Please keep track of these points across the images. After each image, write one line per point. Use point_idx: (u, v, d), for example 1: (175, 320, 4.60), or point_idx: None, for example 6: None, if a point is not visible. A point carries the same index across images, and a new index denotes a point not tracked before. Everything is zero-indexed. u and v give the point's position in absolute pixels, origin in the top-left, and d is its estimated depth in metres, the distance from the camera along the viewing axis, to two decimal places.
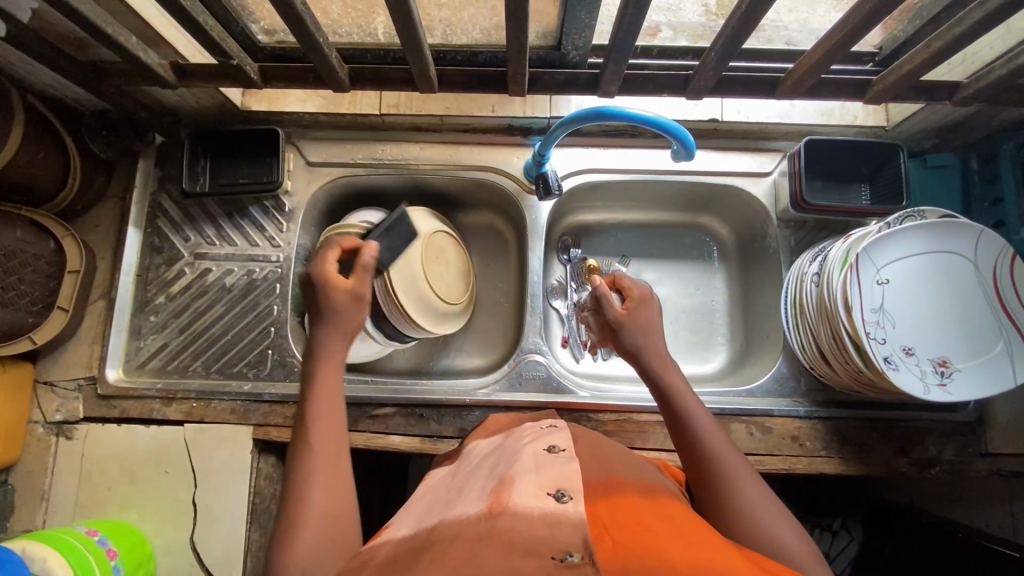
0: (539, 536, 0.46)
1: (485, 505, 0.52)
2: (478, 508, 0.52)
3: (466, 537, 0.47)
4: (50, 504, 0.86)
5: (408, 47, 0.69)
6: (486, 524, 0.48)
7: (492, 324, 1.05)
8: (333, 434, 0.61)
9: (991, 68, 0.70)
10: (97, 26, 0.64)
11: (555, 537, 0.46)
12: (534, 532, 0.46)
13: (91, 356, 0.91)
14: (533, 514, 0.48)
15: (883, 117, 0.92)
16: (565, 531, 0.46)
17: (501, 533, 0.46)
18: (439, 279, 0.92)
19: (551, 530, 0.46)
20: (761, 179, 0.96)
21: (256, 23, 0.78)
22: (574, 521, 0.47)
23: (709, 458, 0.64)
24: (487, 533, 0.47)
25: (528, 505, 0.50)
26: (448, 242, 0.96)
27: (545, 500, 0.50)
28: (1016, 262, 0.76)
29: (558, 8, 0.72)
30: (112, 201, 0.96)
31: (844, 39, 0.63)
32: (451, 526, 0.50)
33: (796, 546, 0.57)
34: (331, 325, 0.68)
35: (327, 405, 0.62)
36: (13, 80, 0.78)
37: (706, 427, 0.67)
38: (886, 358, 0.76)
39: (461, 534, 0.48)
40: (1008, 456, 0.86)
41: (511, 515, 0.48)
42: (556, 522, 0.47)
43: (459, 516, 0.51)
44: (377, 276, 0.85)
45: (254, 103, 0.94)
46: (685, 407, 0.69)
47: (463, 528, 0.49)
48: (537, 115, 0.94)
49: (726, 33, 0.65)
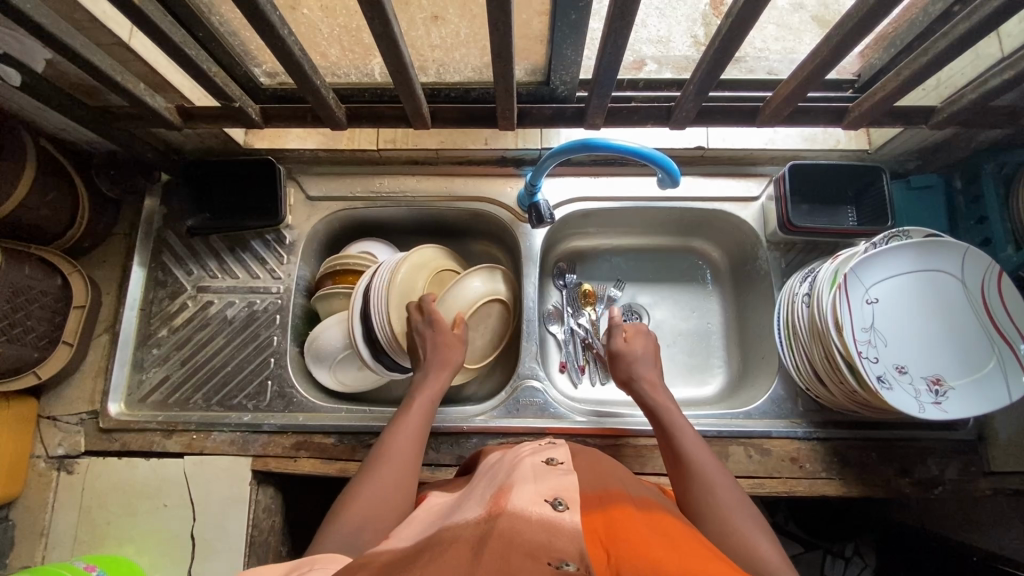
0: (537, 540, 0.45)
1: (483, 509, 0.52)
2: (475, 512, 0.51)
3: (463, 539, 0.46)
4: (49, 539, 0.86)
5: (401, 88, 0.73)
6: (485, 526, 0.48)
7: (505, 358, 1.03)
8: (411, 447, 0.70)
9: (963, 93, 0.73)
10: (108, 74, 0.68)
11: (552, 542, 0.45)
12: (533, 535, 0.45)
13: (95, 389, 0.93)
14: (532, 519, 0.48)
15: (865, 141, 0.96)
16: (562, 540, 0.45)
17: (499, 535, 0.45)
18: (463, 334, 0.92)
19: (550, 536, 0.46)
20: (750, 204, 0.98)
21: (258, 67, 0.81)
22: (570, 532, 0.46)
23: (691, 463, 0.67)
24: (484, 535, 0.46)
25: (527, 509, 0.49)
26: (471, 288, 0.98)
27: (543, 506, 0.50)
28: (1004, 279, 0.77)
29: (545, 47, 0.75)
30: (119, 238, 0.99)
31: (817, 68, 0.66)
32: (450, 529, 0.49)
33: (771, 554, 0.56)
34: (439, 362, 0.80)
35: (414, 421, 0.73)
36: (27, 126, 0.83)
37: (692, 445, 0.69)
38: (880, 376, 0.76)
39: (459, 536, 0.47)
40: (1012, 474, 0.85)
41: (509, 517, 0.48)
42: (554, 530, 0.46)
43: (458, 520, 0.51)
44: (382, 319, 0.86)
45: (257, 141, 0.98)
46: (674, 424, 0.72)
47: (462, 531, 0.48)
48: (528, 147, 0.97)
49: (702, 68, 0.69)
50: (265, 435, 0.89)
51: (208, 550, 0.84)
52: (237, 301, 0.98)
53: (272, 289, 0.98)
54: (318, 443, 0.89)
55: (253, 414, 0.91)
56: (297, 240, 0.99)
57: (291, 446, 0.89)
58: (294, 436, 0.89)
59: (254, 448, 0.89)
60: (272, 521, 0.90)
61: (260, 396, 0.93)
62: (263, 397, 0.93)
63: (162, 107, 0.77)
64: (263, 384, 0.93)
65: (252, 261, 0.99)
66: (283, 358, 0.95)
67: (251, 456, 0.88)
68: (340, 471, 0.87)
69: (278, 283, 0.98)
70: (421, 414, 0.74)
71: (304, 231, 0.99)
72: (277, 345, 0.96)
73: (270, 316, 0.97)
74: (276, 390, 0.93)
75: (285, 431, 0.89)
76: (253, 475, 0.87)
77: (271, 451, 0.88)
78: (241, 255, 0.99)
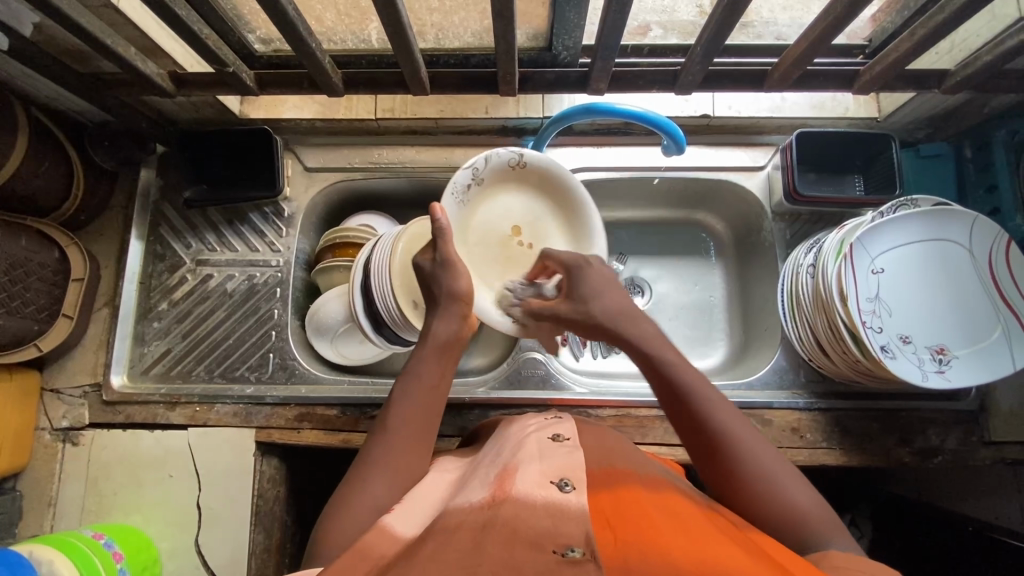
0: (542, 527, 0.45)
1: (487, 492, 0.51)
2: (479, 495, 0.51)
3: (468, 525, 0.46)
4: (57, 509, 0.87)
5: (400, 51, 0.71)
6: (489, 512, 0.48)
7: (441, 283, 0.70)
8: (415, 433, 0.61)
9: (978, 56, 0.71)
10: (97, 37, 0.66)
11: (557, 528, 0.45)
12: (537, 522, 0.45)
13: (97, 362, 0.93)
14: (536, 504, 0.48)
15: (874, 108, 0.94)
16: (569, 524, 0.45)
17: (504, 524, 0.45)
18: (488, 260, 0.80)
19: (555, 522, 0.46)
20: (755, 173, 0.96)
21: (252, 33, 0.78)
22: (578, 515, 0.46)
23: (721, 443, 0.56)
24: (488, 523, 0.46)
25: (531, 494, 0.49)
26: None
27: (549, 489, 0.50)
28: (1012, 248, 0.76)
29: (547, 10, 0.73)
30: (115, 210, 0.98)
31: (827, 29, 0.64)
32: (454, 512, 0.49)
33: (806, 505, 0.53)
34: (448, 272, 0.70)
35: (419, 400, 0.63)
36: (16, 93, 0.81)
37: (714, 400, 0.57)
38: (884, 346, 0.75)
39: (463, 522, 0.47)
40: (1011, 444, 0.85)
41: (513, 504, 0.48)
42: (560, 514, 0.46)
43: (463, 502, 0.51)
44: (383, 290, 0.84)
45: (253, 110, 0.96)
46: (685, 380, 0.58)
47: (466, 516, 0.48)
48: (530, 115, 0.95)
49: (710, 27, 0.66)
50: (268, 407, 0.89)
51: (214, 520, 0.85)
52: (237, 274, 0.97)
53: (272, 263, 0.97)
54: (321, 415, 0.89)
55: (256, 386, 0.92)
56: (296, 212, 0.98)
57: (294, 418, 0.89)
58: (297, 408, 0.89)
59: (258, 420, 0.89)
60: (278, 491, 0.91)
61: (263, 368, 0.93)
62: (265, 369, 0.93)
63: (154, 73, 0.75)
64: (265, 357, 0.94)
65: (251, 234, 0.98)
66: (285, 331, 0.95)
67: (255, 428, 0.88)
68: (344, 441, 0.87)
69: (278, 256, 0.97)
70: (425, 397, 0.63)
71: (304, 203, 0.98)
72: (278, 318, 0.96)
73: (270, 289, 0.96)
74: (278, 363, 0.93)
75: (288, 403, 0.89)
76: (257, 447, 0.88)
77: (274, 422, 0.89)
78: (240, 228, 0.98)
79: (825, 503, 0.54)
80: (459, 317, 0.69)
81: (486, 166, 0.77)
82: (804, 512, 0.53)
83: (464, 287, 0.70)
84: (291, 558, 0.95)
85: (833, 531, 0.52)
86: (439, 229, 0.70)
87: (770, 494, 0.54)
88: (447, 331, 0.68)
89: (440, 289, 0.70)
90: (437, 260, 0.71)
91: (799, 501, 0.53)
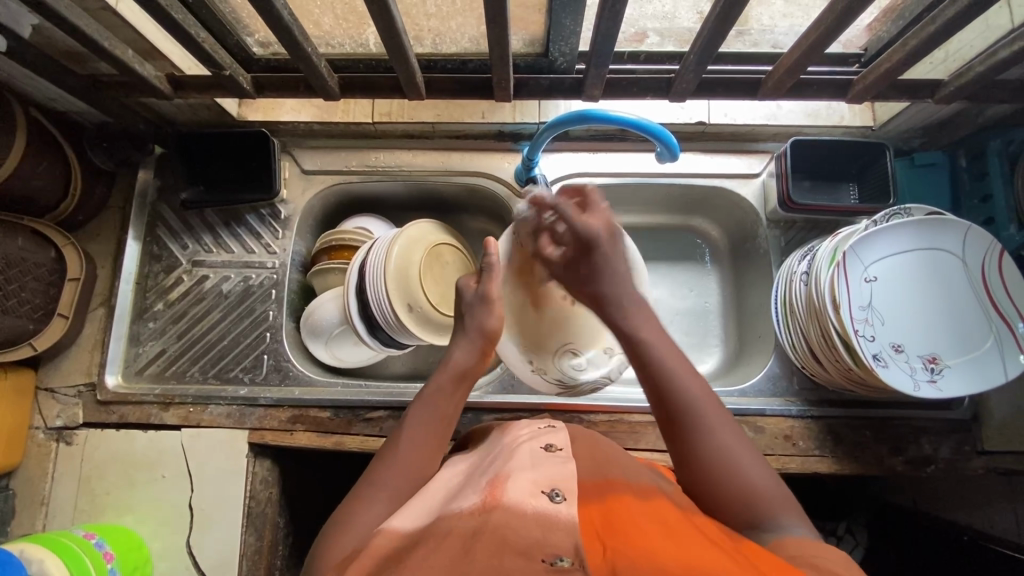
0: (532, 537, 0.45)
1: (479, 498, 0.51)
2: (471, 501, 0.51)
3: (458, 536, 0.46)
4: (49, 508, 0.87)
5: (395, 56, 0.71)
6: (478, 521, 0.48)
7: (473, 317, 0.71)
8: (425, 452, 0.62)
9: (971, 66, 0.71)
10: (95, 40, 0.66)
11: (547, 538, 0.45)
12: (528, 532, 0.45)
13: (91, 362, 0.93)
14: (526, 513, 0.48)
15: (870, 117, 0.94)
16: (558, 535, 0.45)
17: (493, 534, 0.45)
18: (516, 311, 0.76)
19: (545, 532, 0.46)
20: (751, 181, 0.96)
21: (250, 36, 0.78)
22: (567, 526, 0.46)
23: (684, 417, 0.57)
24: (480, 532, 0.46)
25: (524, 502, 0.49)
26: (449, 250, 0.93)
27: (540, 498, 0.49)
28: (1004, 258, 0.76)
29: (543, 16, 0.73)
30: (114, 210, 0.99)
31: (820, 38, 0.65)
32: (446, 521, 0.49)
33: (767, 488, 0.54)
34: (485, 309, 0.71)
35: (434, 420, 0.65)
36: (15, 93, 0.81)
37: (682, 375, 0.59)
38: (875, 355, 0.76)
39: (453, 532, 0.47)
40: (1005, 454, 0.85)
41: (506, 512, 0.48)
42: (549, 524, 0.46)
43: (455, 510, 0.50)
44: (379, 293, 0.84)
45: (251, 113, 0.97)
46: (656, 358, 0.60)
47: (457, 524, 0.48)
48: (526, 120, 0.96)
49: (704, 35, 0.67)
50: (261, 409, 0.90)
51: (207, 522, 0.85)
52: (233, 276, 0.97)
53: (268, 264, 0.98)
54: (314, 417, 0.89)
55: (250, 387, 0.92)
56: (293, 215, 0.99)
57: (287, 420, 0.89)
58: (290, 410, 0.90)
59: (251, 421, 0.89)
60: (271, 493, 0.91)
61: (257, 369, 0.93)
62: (260, 371, 0.93)
63: (152, 75, 0.76)
64: (260, 358, 0.94)
65: (247, 236, 0.98)
66: (280, 333, 0.95)
67: (248, 429, 0.88)
68: (336, 443, 0.87)
69: (274, 258, 0.98)
70: (440, 424, 0.65)
71: (300, 205, 0.99)
72: (273, 320, 0.96)
73: (265, 291, 0.97)
74: (272, 364, 0.93)
75: (281, 405, 0.90)
76: (251, 448, 0.88)
77: (267, 424, 0.89)
78: (236, 229, 0.99)
79: (784, 488, 0.54)
80: (480, 352, 0.70)
81: (527, 219, 0.75)
82: (760, 492, 0.53)
83: (494, 324, 0.71)
84: (283, 560, 0.95)
85: (788, 512, 0.52)
86: (489, 263, 0.72)
87: (731, 472, 0.54)
88: (466, 360, 0.69)
89: (471, 321, 0.71)
90: (479, 291, 0.71)
91: (758, 482, 0.54)
